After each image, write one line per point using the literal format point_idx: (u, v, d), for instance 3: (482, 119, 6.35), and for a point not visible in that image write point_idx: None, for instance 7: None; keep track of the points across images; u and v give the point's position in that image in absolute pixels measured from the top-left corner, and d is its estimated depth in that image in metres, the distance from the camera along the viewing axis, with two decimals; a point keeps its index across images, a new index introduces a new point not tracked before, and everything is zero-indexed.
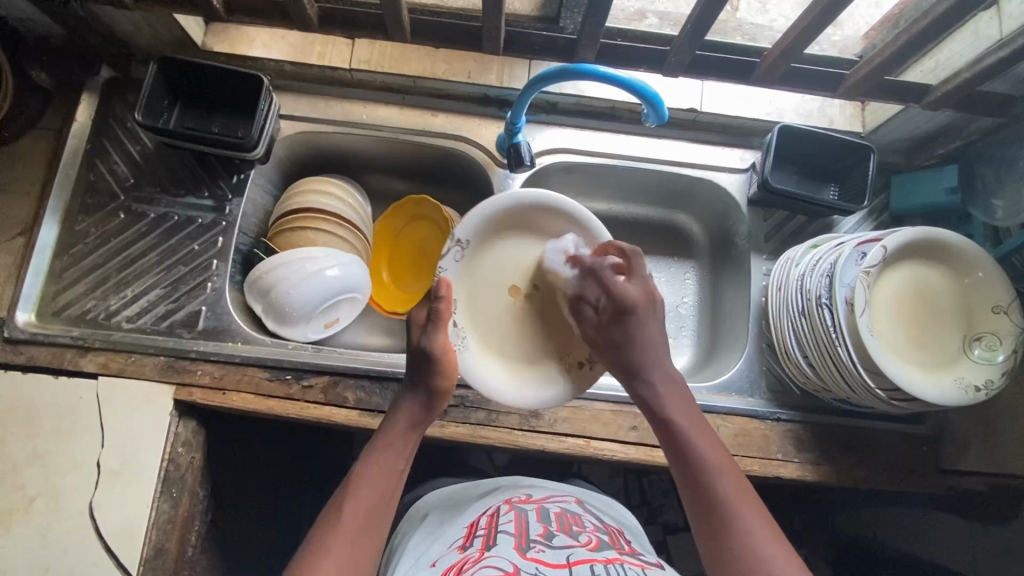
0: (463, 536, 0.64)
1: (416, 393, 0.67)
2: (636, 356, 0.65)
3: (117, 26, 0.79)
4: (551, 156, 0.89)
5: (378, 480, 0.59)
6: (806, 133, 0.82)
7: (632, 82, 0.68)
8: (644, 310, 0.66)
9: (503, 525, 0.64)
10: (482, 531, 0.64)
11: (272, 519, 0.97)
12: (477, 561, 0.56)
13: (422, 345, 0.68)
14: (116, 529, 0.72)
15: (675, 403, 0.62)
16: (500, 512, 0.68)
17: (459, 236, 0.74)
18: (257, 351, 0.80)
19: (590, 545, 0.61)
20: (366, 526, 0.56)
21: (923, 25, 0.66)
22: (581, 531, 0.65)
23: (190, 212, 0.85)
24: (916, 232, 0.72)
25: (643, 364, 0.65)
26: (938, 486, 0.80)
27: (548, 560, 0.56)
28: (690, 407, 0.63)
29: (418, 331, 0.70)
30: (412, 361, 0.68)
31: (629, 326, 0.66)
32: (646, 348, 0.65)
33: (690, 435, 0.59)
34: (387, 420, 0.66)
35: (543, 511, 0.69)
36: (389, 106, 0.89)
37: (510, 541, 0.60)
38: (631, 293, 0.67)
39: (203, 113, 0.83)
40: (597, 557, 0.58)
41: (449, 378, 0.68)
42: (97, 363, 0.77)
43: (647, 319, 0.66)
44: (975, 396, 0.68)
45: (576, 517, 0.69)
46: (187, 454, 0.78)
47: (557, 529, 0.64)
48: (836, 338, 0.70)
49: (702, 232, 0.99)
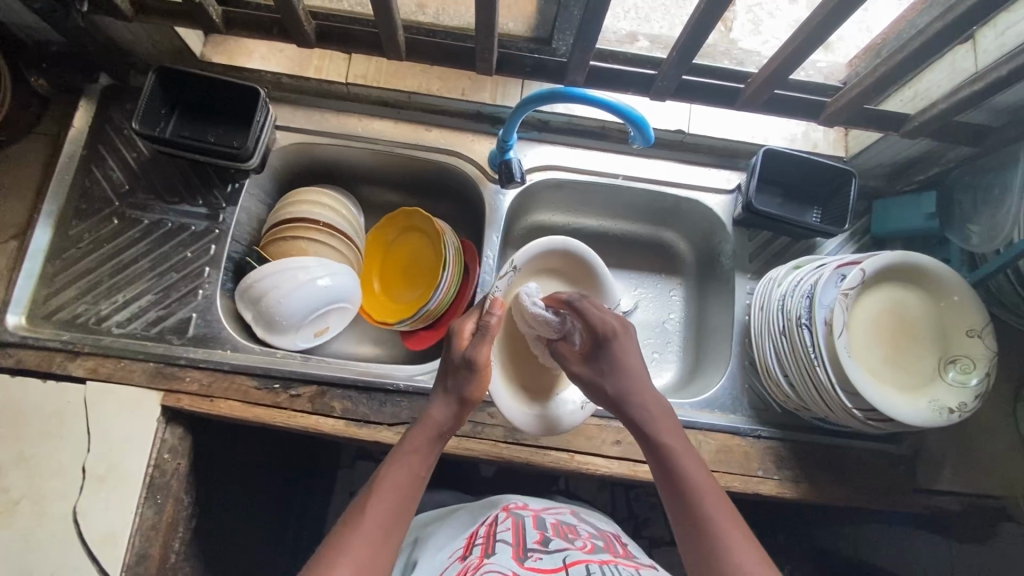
0: (464, 547, 0.66)
1: (447, 400, 0.69)
2: (623, 382, 0.66)
3: (117, 35, 0.80)
4: (541, 173, 0.91)
5: (401, 484, 0.61)
6: (789, 157, 0.85)
7: (618, 106, 0.71)
8: (621, 335, 0.69)
9: (501, 534, 0.66)
10: (482, 541, 0.65)
11: (256, 527, 0.96)
12: (477, 566, 0.58)
13: (466, 354, 0.69)
14: (100, 534, 0.72)
15: (662, 423, 0.63)
16: (497, 522, 0.70)
17: (514, 262, 0.82)
18: (245, 359, 0.81)
19: (585, 549, 0.63)
20: (384, 530, 0.57)
21: (902, 57, 0.68)
22: (576, 536, 0.67)
23: (184, 220, 0.85)
24: (896, 256, 0.74)
25: (631, 389, 0.66)
26: (915, 505, 0.82)
27: (545, 566, 0.57)
28: (678, 429, 0.63)
29: (464, 343, 0.72)
30: (449, 370, 0.71)
31: (605, 347, 0.68)
32: (632, 375, 0.66)
33: (677, 457, 0.60)
34: (415, 426, 0.67)
35: (539, 519, 0.71)
36: (384, 120, 0.90)
37: (508, 550, 0.61)
38: (604, 318, 0.70)
39: (199, 122, 0.84)
40: (593, 558, 0.60)
41: (480, 390, 0.70)
42: (85, 367, 0.78)
43: (622, 340, 0.68)
44: (948, 417, 0.70)
45: (571, 525, 0.71)
46: (173, 460, 0.78)
47: (553, 536, 0.66)
48: (815, 359, 0.72)
49: (690, 249, 1.01)
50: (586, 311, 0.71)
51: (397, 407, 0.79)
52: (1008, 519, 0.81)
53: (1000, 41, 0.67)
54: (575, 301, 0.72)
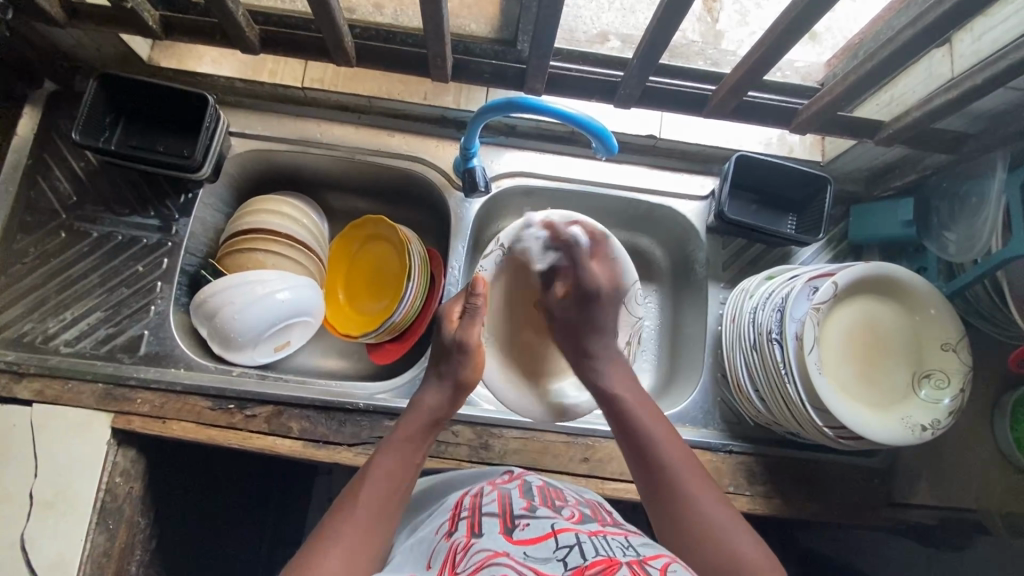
0: (448, 521, 0.56)
1: (442, 385, 0.68)
2: (594, 339, 0.74)
3: (57, 39, 0.76)
4: (509, 179, 0.88)
5: (395, 471, 0.58)
6: (762, 162, 0.82)
7: (577, 117, 0.68)
8: (608, 297, 0.76)
9: (487, 506, 0.57)
10: (467, 514, 0.56)
11: (223, 543, 0.94)
12: (466, 548, 0.49)
13: (457, 337, 0.68)
14: (48, 562, 0.69)
15: (616, 379, 0.70)
16: (482, 492, 0.60)
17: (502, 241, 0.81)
18: (199, 378, 0.78)
19: (573, 518, 0.55)
20: (377, 522, 0.54)
21: (871, 66, 0.65)
22: (563, 505, 0.59)
23: (135, 232, 0.82)
24: (869, 267, 0.71)
25: (598, 346, 0.74)
26: (889, 519, 0.80)
27: (532, 536, 0.50)
28: (631, 381, 0.69)
29: (453, 324, 0.71)
30: (442, 355, 0.69)
31: (596, 303, 0.76)
32: (604, 333, 0.75)
33: (636, 411, 0.64)
34: (408, 412, 0.65)
35: (525, 485, 0.62)
36: (344, 125, 0.87)
37: (495, 525, 0.52)
38: (599, 280, 0.76)
39: (147, 130, 0.80)
40: (582, 528, 0.52)
41: (474, 373, 0.69)
42: (32, 389, 0.75)
43: (609, 303, 0.76)
44: (921, 435, 0.68)
45: (558, 491, 0.63)
46: (125, 484, 0.75)
47: (540, 503, 0.58)
48: (784, 374, 0.69)
49: (665, 256, 0.98)
50: (587, 265, 0.77)
51: (357, 427, 0.77)
52: (982, 532, 0.80)
53: (976, 46, 0.64)
54: (581, 252, 0.77)
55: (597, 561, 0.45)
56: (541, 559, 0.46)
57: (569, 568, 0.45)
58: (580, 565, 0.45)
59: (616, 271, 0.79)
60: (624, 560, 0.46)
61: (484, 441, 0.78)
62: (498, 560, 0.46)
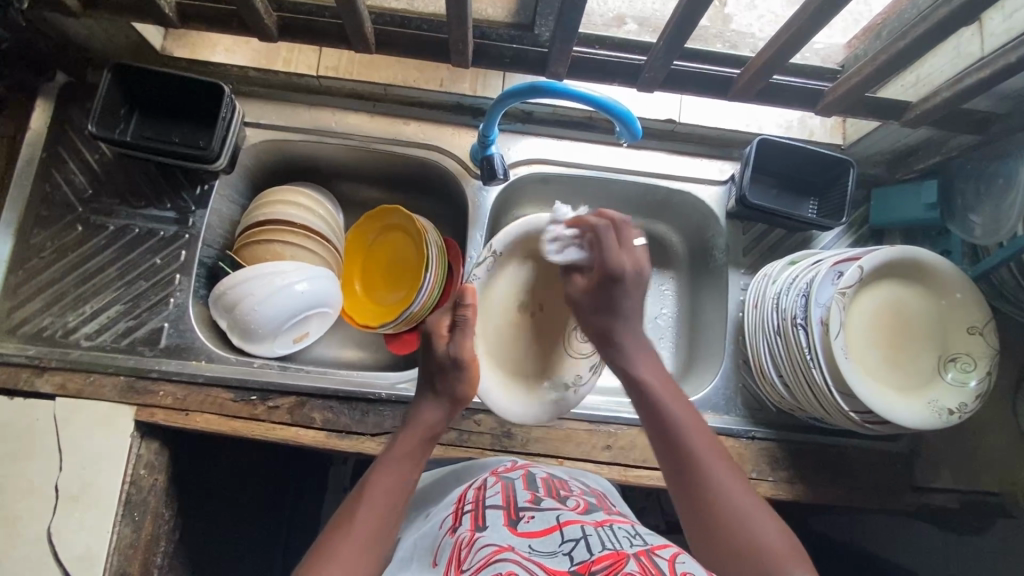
0: (453, 515, 0.56)
1: (437, 403, 0.66)
2: (618, 324, 0.68)
3: (70, 30, 0.75)
4: (527, 166, 0.87)
5: (393, 487, 0.58)
6: (785, 146, 0.81)
7: (602, 101, 0.67)
8: (632, 280, 0.68)
9: (491, 499, 0.56)
10: (471, 507, 0.56)
11: (242, 534, 0.94)
12: (470, 543, 0.49)
13: (450, 351, 0.65)
14: (76, 554, 0.70)
15: (645, 363, 0.66)
16: (486, 484, 0.60)
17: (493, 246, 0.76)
18: (221, 369, 0.78)
19: (578, 509, 0.55)
20: (378, 533, 0.54)
21: (900, 47, 0.64)
22: (568, 495, 0.59)
23: (152, 225, 0.82)
24: (895, 250, 0.70)
25: (620, 331, 0.68)
26: (913, 502, 0.80)
27: (537, 530, 0.50)
28: (659, 366, 0.66)
29: (444, 340, 0.67)
30: (435, 369, 0.66)
31: (620, 289, 0.68)
32: (629, 319, 0.68)
33: (663, 399, 0.62)
34: (405, 428, 0.64)
35: (529, 476, 0.62)
36: (360, 114, 0.86)
37: (499, 517, 0.52)
38: (623, 261, 0.68)
39: (161, 122, 0.80)
40: (588, 519, 0.52)
41: (471, 387, 0.67)
42: (53, 383, 0.75)
43: (634, 287, 0.69)
44: (948, 419, 0.68)
45: (562, 481, 0.63)
46: (149, 476, 0.75)
47: (545, 495, 0.58)
48: (810, 360, 0.69)
49: (682, 242, 0.97)
50: (606, 250, 0.68)
51: (380, 416, 0.77)
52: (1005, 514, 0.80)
53: (1007, 24, 0.63)
54: (605, 234, 0.69)
55: (604, 556, 0.44)
56: (546, 552, 0.46)
57: (575, 563, 0.44)
58: (586, 560, 0.44)
59: (643, 256, 0.70)
60: (631, 552, 0.45)
61: (507, 429, 0.78)
62: (503, 556, 0.45)
